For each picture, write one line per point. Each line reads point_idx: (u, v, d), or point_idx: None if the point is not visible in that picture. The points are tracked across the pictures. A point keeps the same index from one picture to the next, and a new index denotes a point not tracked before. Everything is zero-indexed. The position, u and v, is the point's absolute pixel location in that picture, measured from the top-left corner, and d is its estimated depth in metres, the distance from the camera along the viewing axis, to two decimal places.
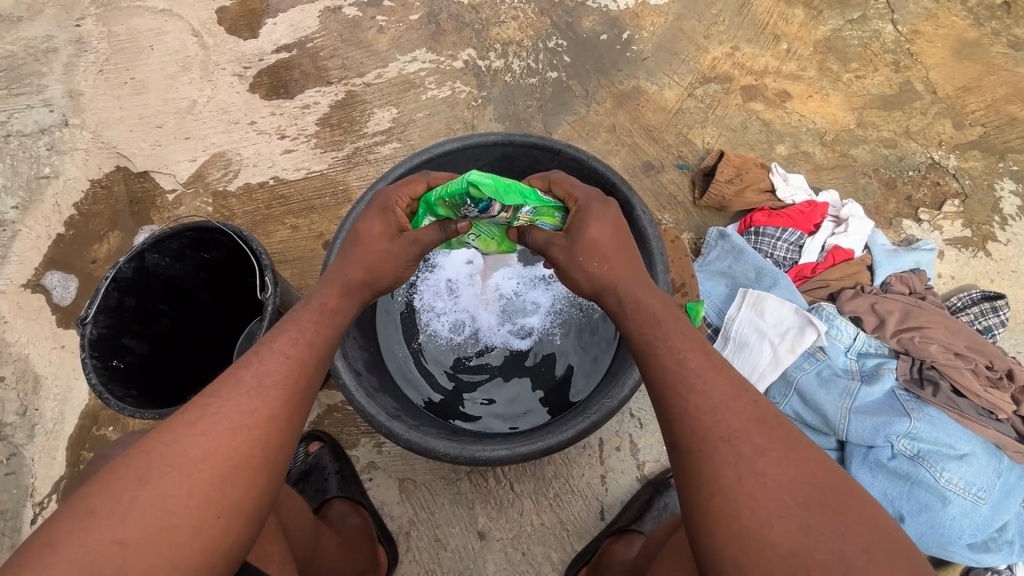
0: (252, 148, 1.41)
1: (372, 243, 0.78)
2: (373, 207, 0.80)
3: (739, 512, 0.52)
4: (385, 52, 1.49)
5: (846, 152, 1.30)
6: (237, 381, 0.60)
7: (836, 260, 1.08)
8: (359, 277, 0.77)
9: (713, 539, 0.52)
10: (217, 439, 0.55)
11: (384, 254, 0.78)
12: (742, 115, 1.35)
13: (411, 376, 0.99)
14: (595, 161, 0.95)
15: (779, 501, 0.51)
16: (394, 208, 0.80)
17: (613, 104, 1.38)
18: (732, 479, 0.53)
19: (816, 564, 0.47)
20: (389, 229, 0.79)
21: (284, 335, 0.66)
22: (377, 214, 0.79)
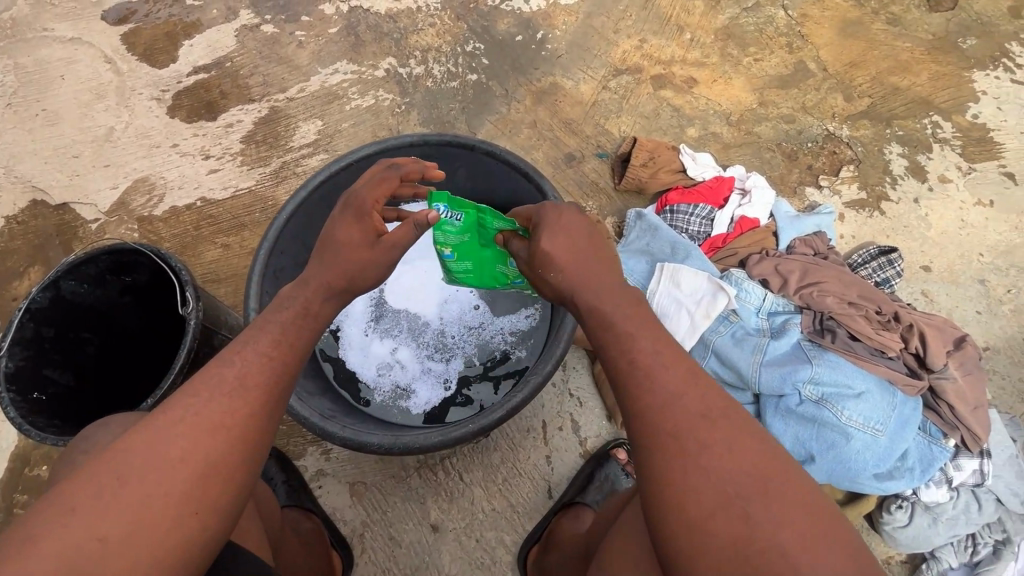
0: (176, 170, 1.40)
1: (353, 252, 0.73)
2: (348, 212, 0.75)
3: (687, 504, 0.53)
4: (306, 66, 1.50)
5: (751, 129, 1.39)
6: (218, 380, 0.59)
7: (743, 229, 1.14)
8: (339, 280, 0.72)
9: (667, 532, 0.54)
10: (197, 438, 0.55)
11: (368, 261, 0.73)
12: (654, 103, 1.42)
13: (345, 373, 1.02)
14: (507, 154, 1.00)
15: (725, 496, 0.53)
16: (371, 213, 0.75)
17: (533, 101, 1.44)
18: (681, 472, 0.55)
19: (758, 554, 0.50)
20: (367, 234, 0.74)
21: (266, 337, 0.65)
22: (354, 220, 0.74)
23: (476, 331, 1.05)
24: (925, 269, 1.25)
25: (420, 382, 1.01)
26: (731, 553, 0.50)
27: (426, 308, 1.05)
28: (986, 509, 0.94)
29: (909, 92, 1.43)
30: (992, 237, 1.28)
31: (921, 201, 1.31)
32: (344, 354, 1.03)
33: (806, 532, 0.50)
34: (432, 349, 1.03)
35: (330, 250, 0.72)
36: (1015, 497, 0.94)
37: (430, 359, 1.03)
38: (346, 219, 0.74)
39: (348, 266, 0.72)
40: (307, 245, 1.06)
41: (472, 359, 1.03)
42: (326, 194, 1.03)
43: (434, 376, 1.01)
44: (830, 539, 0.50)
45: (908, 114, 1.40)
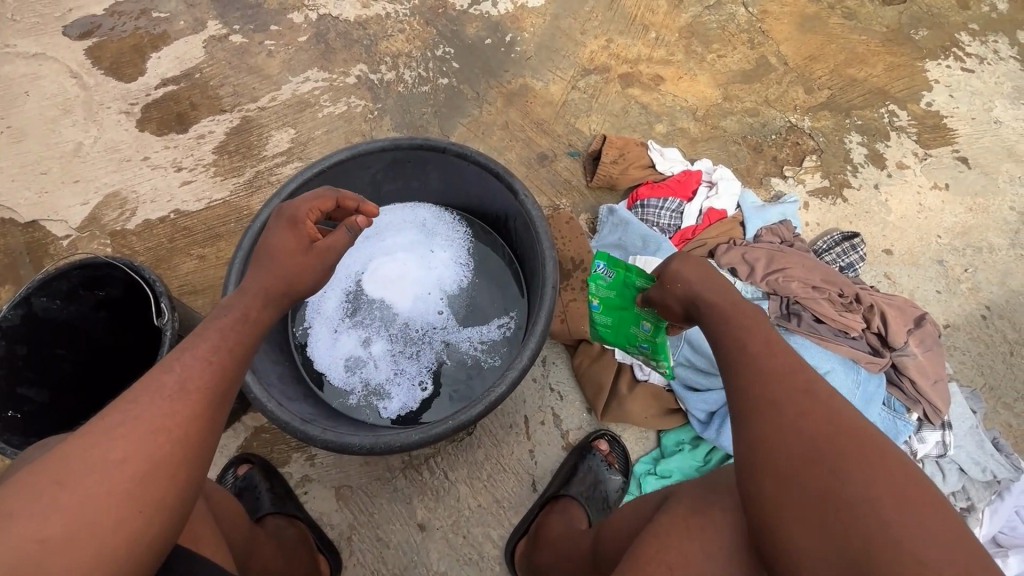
0: (148, 184, 1.39)
1: (288, 257, 0.75)
2: (282, 222, 0.78)
3: (776, 465, 0.60)
4: (277, 75, 1.51)
5: (717, 123, 1.43)
6: (158, 386, 0.59)
7: (712, 220, 1.18)
8: (277, 285, 0.73)
9: (759, 493, 0.61)
10: (139, 440, 0.56)
11: (303, 265, 0.76)
12: (622, 101, 1.46)
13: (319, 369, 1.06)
14: (476, 154, 1.01)
15: (813, 457, 0.58)
16: (303, 220, 0.78)
17: (504, 102, 1.46)
18: (772, 437, 0.61)
19: (848, 506, 0.55)
20: (299, 240, 0.77)
21: (205, 342, 0.64)
22: (287, 228, 0.77)
23: (451, 332, 1.10)
24: (887, 252, 1.29)
25: (390, 383, 1.06)
26: (820, 506, 0.56)
27: (402, 309, 1.10)
28: (950, 478, 0.98)
29: (866, 83, 1.48)
30: (948, 219, 1.34)
31: (880, 187, 1.36)
32: (318, 353, 1.07)
33: (897, 492, 0.54)
34: (405, 353, 1.08)
35: (267, 258, 0.75)
36: (976, 465, 0.98)
37: (401, 362, 1.07)
38: (280, 229, 0.77)
39: (286, 272, 0.74)
40: None
41: (446, 360, 1.09)
42: None
43: (405, 380, 1.06)
44: (920, 499, 0.54)
45: (866, 104, 1.45)
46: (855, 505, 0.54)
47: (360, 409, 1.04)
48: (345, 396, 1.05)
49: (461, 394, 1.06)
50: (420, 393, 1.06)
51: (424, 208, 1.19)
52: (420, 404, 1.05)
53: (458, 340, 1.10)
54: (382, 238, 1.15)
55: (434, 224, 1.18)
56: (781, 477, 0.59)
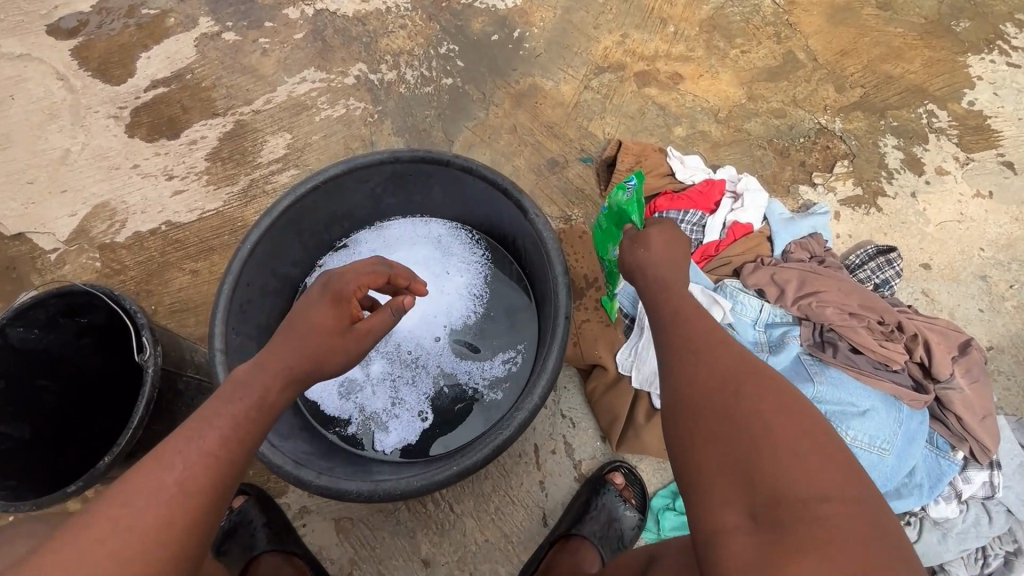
0: (138, 193, 1.32)
1: (323, 337, 0.68)
2: (325, 292, 0.71)
3: (689, 395, 0.62)
4: (271, 75, 1.43)
5: (741, 126, 1.33)
6: (157, 485, 0.51)
7: (737, 236, 1.08)
8: (304, 367, 0.65)
9: (673, 425, 0.63)
10: (126, 560, 0.47)
11: (336, 348, 0.69)
12: (638, 102, 1.36)
13: (314, 395, 1.00)
14: (482, 169, 0.93)
15: (720, 386, 0.61)
16: (349, 299, 0.72)
17: (512, 104, 1.37)
18: (688, 373, 0.64)
19: (746, 423, 0.56)
20: (340, 321, 0.70)
21: (216, 433, 0.56)
22: (331, 302, 0.70)
23: (456, 358, 1.03)
24: (925, 267, 1.20)
25: (388, 411, 1.00)
26: (723, 428, 0.58)
27: (404, 332, 1.04)
28: (997, 521, 0.90)
29: (902, 81, 1.37)
30: (992, 229, 1.24)
31: (918, 195, 1.26)
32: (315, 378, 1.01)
33: (793, 415, 0.56)
34: (405, 380, 1.02)
35: (301, 331, 0.67)
36: None
37: (401, 390, 1.01)
38: (320, 299, 0.70)
39: (317, 351, 0.67)
40: (276, 273, 1.00)
41: (449, 388, 1.02)
42: (290, 220, 0.96)
43: (404, 410, 1.00)
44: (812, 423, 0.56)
45: (902, 103, 1.35)
46: (751, 421, 0.56)
47: (355, 439, 0.99)
48: (342, 426, 0.99)
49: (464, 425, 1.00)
50: (420, 423, 1.00)
51: (433, 223, 1.12)
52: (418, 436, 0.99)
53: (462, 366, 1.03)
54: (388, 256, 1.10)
55: (443, 242, 1.11)
56: (689, 404, 0.62)
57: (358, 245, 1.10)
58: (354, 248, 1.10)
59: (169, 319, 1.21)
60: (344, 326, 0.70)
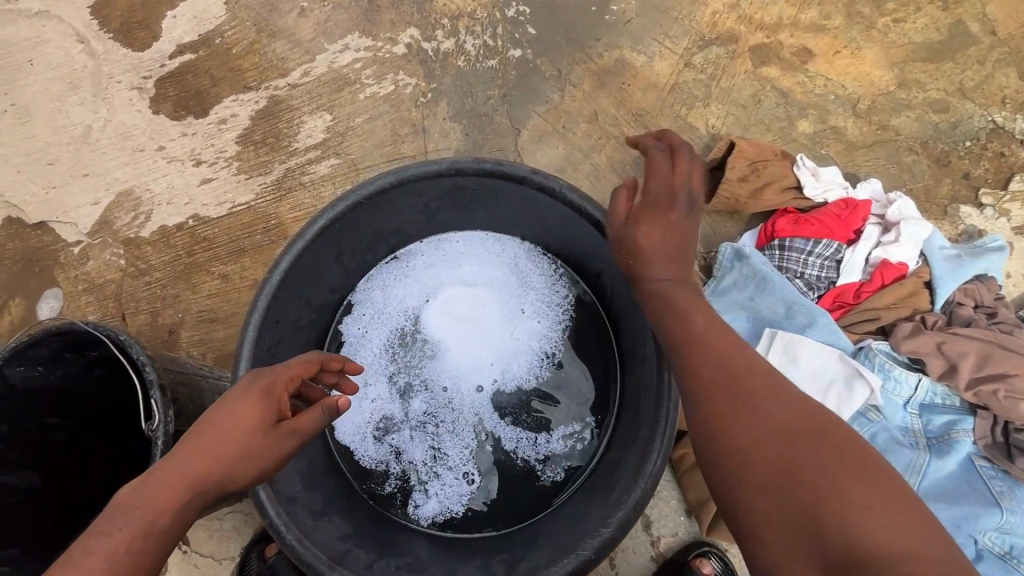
0: (164, 180, 1.17)
1: (238, 437, 0.56)
2: (254, 381, 0.60)
3: (723, 428, 0.52)
4: (310, 42, 1.22)
5: (886, 122, 1.04)
6: None
7: (886, 280, 0.84)
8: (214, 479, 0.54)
9: (712, 461, 0.52)
10: None
11: (254, 452, 0.57)
12: (754, 86, 1.09)
13: (346, 437, 0.85)
14: (571, 192, 0.72)
15: (764, 417, 0.50)
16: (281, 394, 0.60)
17: (593, 84, 1.12)
18: (721, 400, 0.53)
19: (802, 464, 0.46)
20: (267, 418, 0.58)
21: None
22: (256, 395, 0.58)
23: (519, 414, 0.86)
24: None
25: (429, 468, 0.85)
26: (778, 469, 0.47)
27: (459, 377, 0.87)
28: None
29: None
30: None
31: None
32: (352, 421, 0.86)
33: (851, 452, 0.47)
34: (452, 435, 0.86)
35: (215, 426, 0.56)
36: None
37: (444, 443, 0.86)
38: (239, 399, 0.58)
39: (226, 456, 0.55)
40: (311, 303, 0.84)
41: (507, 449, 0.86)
42: (327, 243, 0.79)
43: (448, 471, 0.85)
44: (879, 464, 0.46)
45: None
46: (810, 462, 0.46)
47: (391, 499, 0.85)
48: (379, 482, 0.85)
49: (521, 496, 0.84)
50: (465, 488, 0.84)
51: (506, 243, 0.91)
52: (460, 505, 0.84)
53: (524, 426, 0.86)
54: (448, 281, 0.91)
55: (515, 269, 0.90)
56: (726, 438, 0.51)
57: (414, 258, 0.92)
58: (410, 263, 0.92)
59: (196, 330, 1.08)
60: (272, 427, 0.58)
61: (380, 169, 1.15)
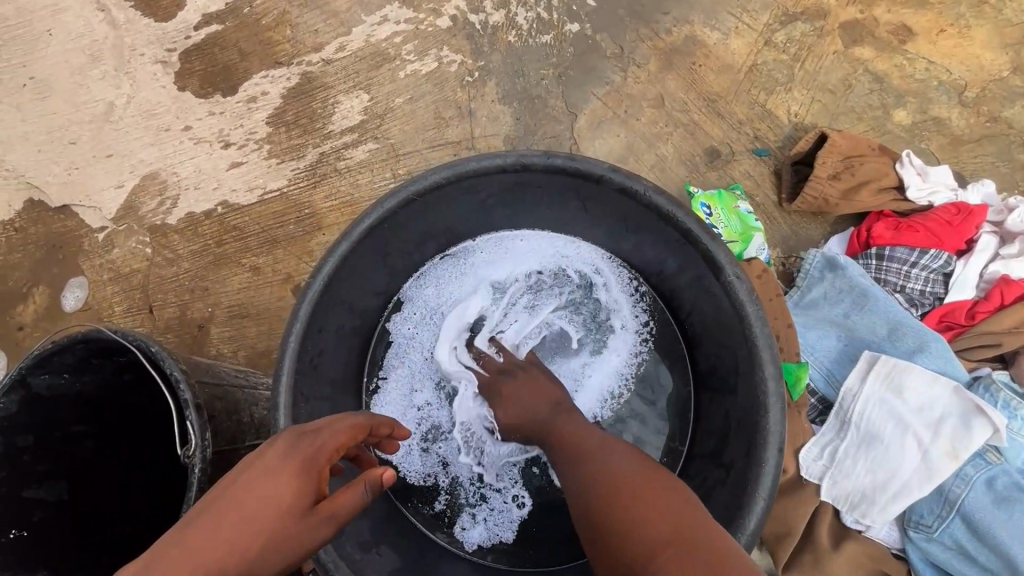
0: (190, 164, 1.09)
1: (264, 520, 0.42)
2: (291, 445, 0.47)
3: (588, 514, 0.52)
4: (345, 12, 1.11)
5: (996, 113, 0.92)
6: None
7: (1005, 300, 0.74)
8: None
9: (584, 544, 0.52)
10: None
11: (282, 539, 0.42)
12: (844, 68, 0.96)
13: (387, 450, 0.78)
14: (658, 194, 0.63)
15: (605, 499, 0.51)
16: (320, 463, 0.47)
17: (660, 64, 1.01)
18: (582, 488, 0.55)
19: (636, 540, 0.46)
20: (303, 494, 0.45)
21: None
22: (292, 463, 0.46)
23: None
24: None
25: (478, 488, 0.79)
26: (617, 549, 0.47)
27: None
28: None
29: None
30: None
31: None
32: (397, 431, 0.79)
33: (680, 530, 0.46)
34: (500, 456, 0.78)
35: (236, 505, 0.42)
36: None
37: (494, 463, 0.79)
38: (278, 460, 0.46)
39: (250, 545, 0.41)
40: (356, 309, 0.76)
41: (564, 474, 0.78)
42: (374, 243, 0.70)
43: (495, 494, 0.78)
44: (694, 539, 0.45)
45: None
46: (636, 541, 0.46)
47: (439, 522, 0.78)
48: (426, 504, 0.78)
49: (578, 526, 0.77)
50: (513, 514, 0.78)
51: (579, 249, 0.82)
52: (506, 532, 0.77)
53: None
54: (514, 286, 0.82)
55: (587, 275, 0.81)
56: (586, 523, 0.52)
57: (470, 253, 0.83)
58: (471, 261, 0.83)
59: (227, 326, 1.02)
60: (307, 507, 0.45)
61: (421, 155, 1.06)
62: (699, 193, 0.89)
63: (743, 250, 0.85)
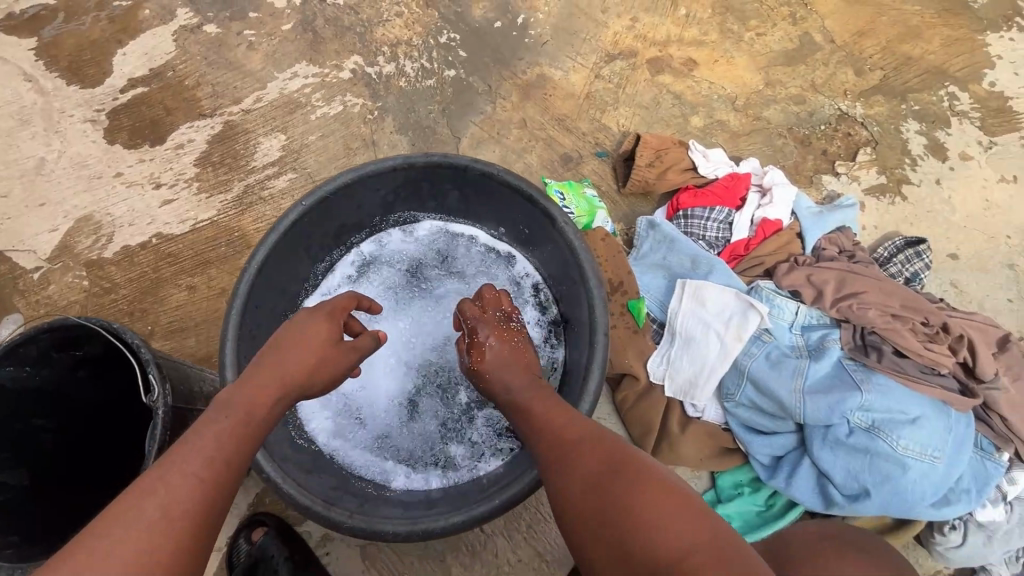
0: (124, 204, 1.23)
1: (317, 341, 0.74)
2: (319, 310, 0.78)
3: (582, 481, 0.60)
4: (260, 71, 1.33)
5: (759, 114, 1.28)
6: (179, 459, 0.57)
7: (766, 233, 1.04)
8: (289, 370, 0.70)
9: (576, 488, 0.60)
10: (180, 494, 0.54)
11: (323, 351, 0.74)
12: (652, 91, 1.30)
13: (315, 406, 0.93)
14: (506, 174, 0.87)
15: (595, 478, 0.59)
16: (339, 314, 0.79)
17: (520, 96, 1.30)
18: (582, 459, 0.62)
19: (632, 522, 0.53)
20: (332, 331, 0.77)
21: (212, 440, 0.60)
22: (324, 316, 0.77)
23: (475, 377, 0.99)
24: (952, 257, 1.16)
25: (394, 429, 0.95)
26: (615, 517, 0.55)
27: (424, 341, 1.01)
28: None
29: (922, 62, 1.32)
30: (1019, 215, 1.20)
31: (943, 182, 1.22)
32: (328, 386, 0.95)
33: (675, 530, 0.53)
34: (412, 398, 0.98)
35: (291, 333, 0.74)
36: None
37: (418, 403, 0.97)
38: (311, 320, 0.76)
39: (309, 350, 0.73)
40: (285, 292, 0.93)
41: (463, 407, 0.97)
42: (296, 233, 0.89)
43: (424, 430, 0.95)
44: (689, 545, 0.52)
45: (923, 86, 1.30)
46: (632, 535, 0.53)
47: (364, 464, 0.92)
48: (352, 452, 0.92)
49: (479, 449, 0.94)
50: (440, 442, 0.95)
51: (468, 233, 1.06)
52: (435, 459, 0.93)
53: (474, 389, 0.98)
54: (421, 263, 1.06)
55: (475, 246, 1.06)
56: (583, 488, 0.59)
57: (388, 234, 1.06)
58: (390, 245, 1.06)
59: (168, 340, 1.14)
60: (335, 340, 0.77)
61: None
62: (554, 184, 1.15)
63: (590, 223, 1.11)
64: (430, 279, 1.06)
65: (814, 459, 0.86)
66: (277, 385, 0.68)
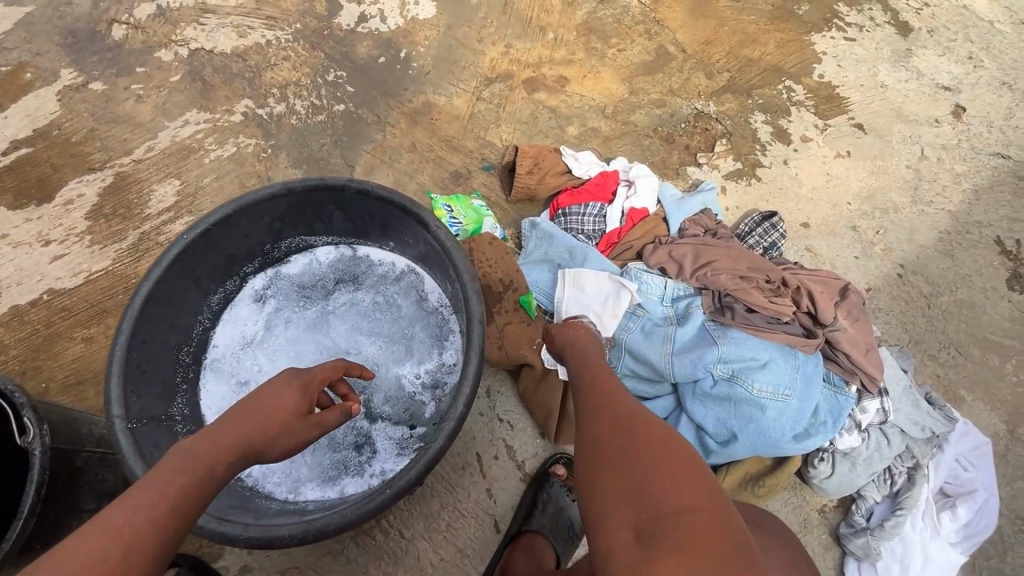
0: (11, 264, 1.21)
1: (279, 414, 0.70)
2: (295, 379, 0.75)
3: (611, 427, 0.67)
4: (150, 122, 1.36)
5: (627, 119, 1.41)
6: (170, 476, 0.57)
7: (635, 221, 1.16)
8: (246, 436, 0.66)
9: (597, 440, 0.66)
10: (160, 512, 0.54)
11: (282, 426, 0.69)
12: (530, 107, 1.41)
13: None
14: (379, 188, 0.93)
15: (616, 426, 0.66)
16: (313, 382, 0.76)
17: (408, 123, 1.38)
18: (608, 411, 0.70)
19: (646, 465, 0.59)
20: (299, 405, 0.72)
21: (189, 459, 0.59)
22: (296, 388, 0.73)
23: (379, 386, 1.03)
24: (803, 226, 1.32)
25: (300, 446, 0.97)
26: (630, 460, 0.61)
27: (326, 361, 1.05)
28: (894, 442, 0.99)
29: (762, 62, 1.50)
30: (854, 184, 1.37)
31: (790, 162, 1.39)
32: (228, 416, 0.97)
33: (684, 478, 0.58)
34: None
35: (258, 400, 0.70)
36: (916, 425, 1.00)
37: None
38: (284, 387, 0.73)
39: (267, 421, 0.68)
40: (177, 326, 0.95)
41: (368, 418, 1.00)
42: (182, 266, 0.91)
43: (331, 443, 0.97)
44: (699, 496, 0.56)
45: (765, 82, 1.48)
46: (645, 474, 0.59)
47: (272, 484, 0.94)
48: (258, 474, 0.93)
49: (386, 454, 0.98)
50: (350, 452, 0.97)
51: (364, 253, 1.11)
52: (344, 470, 0.96)
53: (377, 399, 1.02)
54: (321, 287, 1.10)
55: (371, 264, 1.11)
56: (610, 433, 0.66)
57: (288, 264, 1.10)
58: (289, 275, 1.10)
59: (65, 394, 1.11)
60: (304, 411, 0.73)
61: None
62: (441, 199, 1.23)
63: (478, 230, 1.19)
64: (330, 301, 1.10)
65: (689, 412, 0.96)
66: (235, 442, 0.64)
